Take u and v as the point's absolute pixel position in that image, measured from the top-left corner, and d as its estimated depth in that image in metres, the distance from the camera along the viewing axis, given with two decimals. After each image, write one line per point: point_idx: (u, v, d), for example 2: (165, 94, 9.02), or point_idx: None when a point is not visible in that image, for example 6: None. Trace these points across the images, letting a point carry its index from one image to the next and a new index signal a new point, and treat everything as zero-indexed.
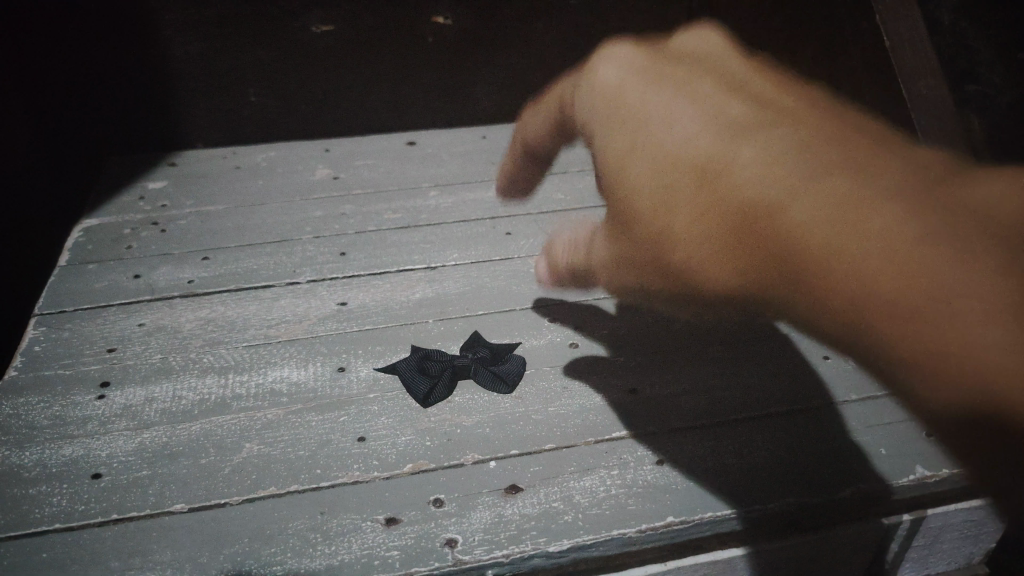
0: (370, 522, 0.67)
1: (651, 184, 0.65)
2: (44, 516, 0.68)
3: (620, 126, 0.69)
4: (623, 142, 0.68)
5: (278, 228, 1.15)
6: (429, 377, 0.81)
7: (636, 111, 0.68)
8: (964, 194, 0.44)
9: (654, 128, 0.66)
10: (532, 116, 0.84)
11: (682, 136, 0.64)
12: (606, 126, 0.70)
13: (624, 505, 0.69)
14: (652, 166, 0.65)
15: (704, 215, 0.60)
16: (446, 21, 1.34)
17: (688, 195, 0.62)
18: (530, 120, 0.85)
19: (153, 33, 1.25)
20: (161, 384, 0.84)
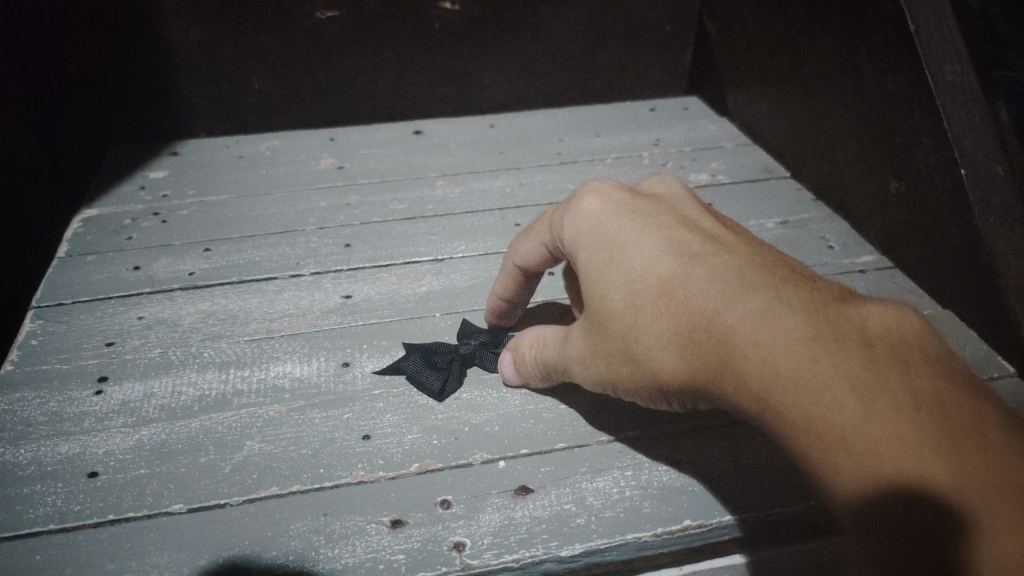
0: (375, 525, 0.65)
1: (598, 285, 0.60)
2: (38, 516, 0.66)
3: (588, 231, 0.64)
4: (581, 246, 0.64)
5: (282, 219, 1.12)
6: (437, 369, 0.78)
7: (601, 222, 0.64)
8: (871, 334, 0.45)
9: (614, 233, 0.62)
10: (514, 252, 0.75)
11: (643, 245, 0.60)
12: (574, 232, 0.65)
13: (639, 507, 0.66)
14: (605, 268, 0.60)
15: (646, 318, 0.56)
16: (452, 7, 1.31)
17: (631, 298, 0.58)
18: (513, 250, 0.75)
19: (153, 18, 1.23)
20: (160, 380, 0.81)
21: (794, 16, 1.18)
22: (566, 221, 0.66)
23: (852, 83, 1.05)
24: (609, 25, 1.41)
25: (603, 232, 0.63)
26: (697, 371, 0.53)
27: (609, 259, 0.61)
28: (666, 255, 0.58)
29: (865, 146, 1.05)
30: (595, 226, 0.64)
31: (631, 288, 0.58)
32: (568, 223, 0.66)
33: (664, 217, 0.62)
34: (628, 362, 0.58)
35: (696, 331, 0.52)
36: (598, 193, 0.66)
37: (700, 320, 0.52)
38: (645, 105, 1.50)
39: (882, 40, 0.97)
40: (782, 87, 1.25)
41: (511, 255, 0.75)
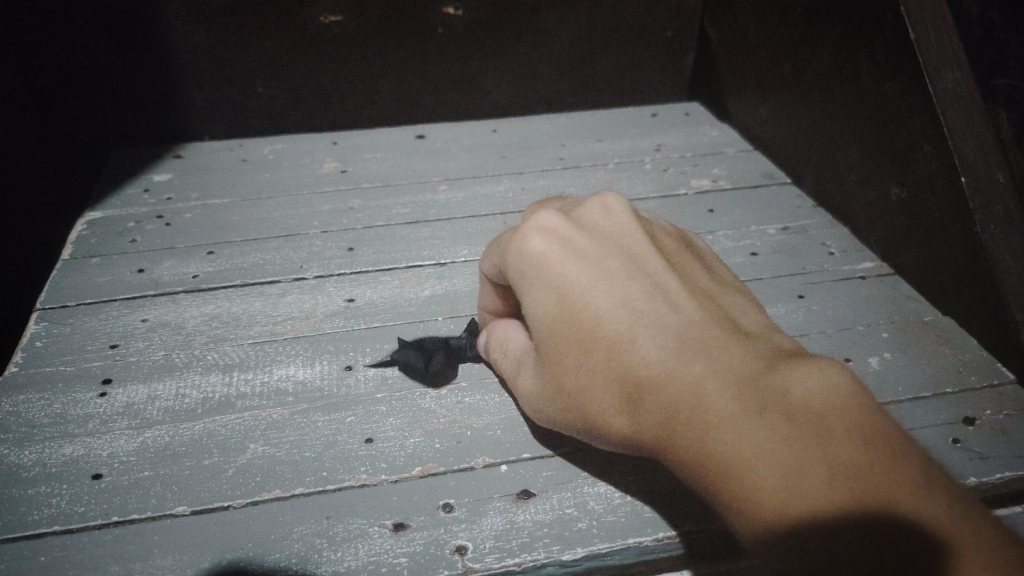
0: (377, 528, 0.65)
1: (546, 335, 0.59)
2: (42, 517, 0.66)
3: (535, 268, 0.60)
4: (529, 285, 0.60)
5: (285, 223, 1.13)
6: (418, 350, 0.81)
7: (548, 259, 0.60)
8: (797, 409, 0.51)
9: (561, 276, 0.59)
10: (486, 253, 0.72)
11: (594, 297, 0.58)
12: (520, 266, 0.61)
13: (640, 511, 0.67)
14: (557, 321, 0.58)
15: (599, 379, 0.57)
16: (455, 12, 1.32)
17: (585, 357, 0.57)
18: (486, 250, 0.72)
19: (158, 22, 1.23)
20: (164, 383, 0.82)
21: (795, 23, 1.18)
22: (512, 250, 0.62)
23: (852, 90, 1.06)
24: (612, 31, 1.42)
25: (552, 274, 0.59)
26: (649, 435, 0.55)
27: (561, 310, 0.58)
28: (619, 314, 0.58)
29: (865, 153, 1.05)
30: (543, 266, 0.60)
31: (581, 347, 0.58)
32: (513, 255, 0.62)
33: (612, 259, 0.60)
34: (574, 416, 0.60)
35: (642, 394, 0.55)
36: (545, 220, 0.62)
37: (655, 388, 0.55)
38: (647, 110, 1.50)
39: (882, 48, 0.97)
40: (783, 92, 1.25)
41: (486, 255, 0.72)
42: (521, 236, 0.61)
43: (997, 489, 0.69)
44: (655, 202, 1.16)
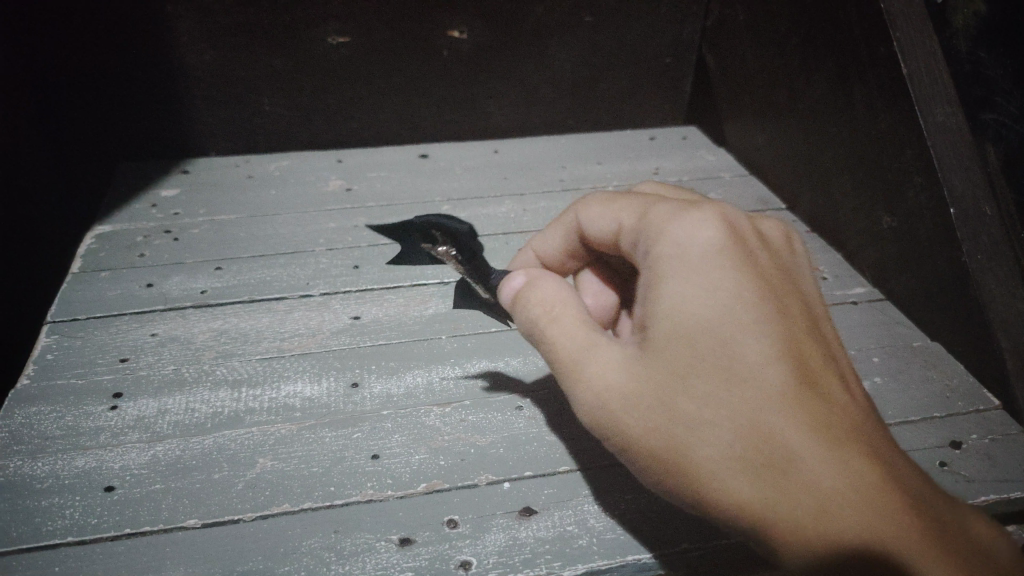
0: (383, 542, 0.67)
1: (682, 331, 0.54)
2: (56, 528, 0.68)
3: (708, 256, 0.55)
4: (683, 266, 0.55)
5: (292, 240, 1.15)
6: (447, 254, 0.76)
7: (706, 262, 0.55)
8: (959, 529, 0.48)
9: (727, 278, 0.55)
10: (594, 208, 0.68)
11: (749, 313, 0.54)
12: (678, 245, 0.56)
13: (639, 529, 0.69)
14: (694, 320, 0.54)
15: (712, 398, 0.53)
16: (460, 35, 1.35)
17: (709, 368, 0.53)
18: (594, 202, 0.68)
19: (169, 42, 1.25)
20: (174, 397, 0.84)
21: (791, 53, 1.22)
22: (678, 225, 0.57)
23: (846, 120, 1.09)
24: (612, 56, 1.45)
25: (719, 268, 0.55)
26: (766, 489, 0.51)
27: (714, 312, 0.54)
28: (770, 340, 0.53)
29: (858, 181, 1.08)
30: (708, 255, 0.55)
31: (721, 374, 0.53)
32: (677, 229, 0.57)
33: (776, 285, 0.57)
34: (656, 432, 0.54)
35: (777, 457, 0.51)
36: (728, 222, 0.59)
37: (773, 430, 0.51)
38: (646, 133, 1.53)
39: (875, 81, 1.00)
40: (779, 120, 1.28)
41: (595, 205, 0.68)
42: (695, 218, 0.57)
43: (983, 511, 0.72)
44: None
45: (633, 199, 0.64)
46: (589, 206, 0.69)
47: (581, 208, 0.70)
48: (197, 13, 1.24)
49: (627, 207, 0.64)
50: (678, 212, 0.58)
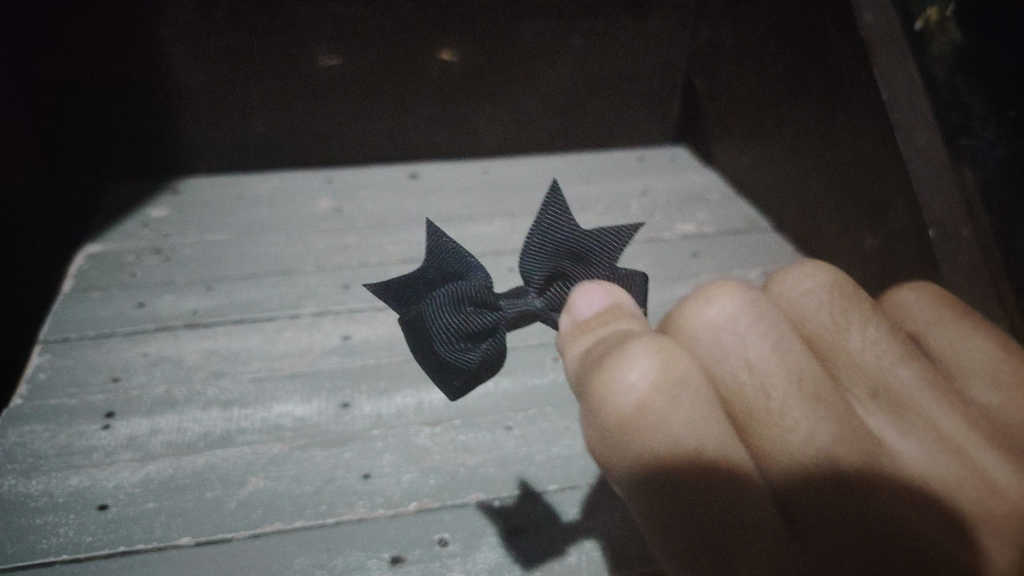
0: (375, 560, 0.69)
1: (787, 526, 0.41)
2: (50, 547, 0.70)
3: (819, 448, 0.42)
4: (747, 489, 0.40)
5: (283, 261, 1.15)
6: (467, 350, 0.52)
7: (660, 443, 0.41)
8: None
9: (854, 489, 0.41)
10: (712, 300, 0.46)
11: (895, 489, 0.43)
12: (745, 469, 0.41)
13: (625, 547, 0.71)
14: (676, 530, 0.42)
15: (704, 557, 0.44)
16: (450, 58, 1.35)
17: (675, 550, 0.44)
18: (699, 302, 0.47)
19: (163, 65, 1.27)
20: (165, 417, 0.85)
21: (778, 75, 1.24)
22: (738, 448, 0.42)
23: (831, 141, 1.12)
24: (600, 79, 1.46)
25: (838, 472, 0.42)
26: None
27: (802, 478, 0.42)
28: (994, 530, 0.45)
29: (844, 200, 1.11)
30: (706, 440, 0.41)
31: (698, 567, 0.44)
32: (739, 463, 0.41)
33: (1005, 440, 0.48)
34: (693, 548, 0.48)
35: None
36: (892, 370, 0.49)
37: None
38: (633, 155, 1.55)
39: (860, 105, 1.03)
40: (769, 141, 1.30)
41: (650, 396, 0.41)
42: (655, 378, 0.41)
43: None
44: (641, 246, 1.20)
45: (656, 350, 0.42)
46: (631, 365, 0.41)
47: (615, 359, 0.42)
48: (190, 36, 1.24)
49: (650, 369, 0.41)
50: (728, 429, 0.42)
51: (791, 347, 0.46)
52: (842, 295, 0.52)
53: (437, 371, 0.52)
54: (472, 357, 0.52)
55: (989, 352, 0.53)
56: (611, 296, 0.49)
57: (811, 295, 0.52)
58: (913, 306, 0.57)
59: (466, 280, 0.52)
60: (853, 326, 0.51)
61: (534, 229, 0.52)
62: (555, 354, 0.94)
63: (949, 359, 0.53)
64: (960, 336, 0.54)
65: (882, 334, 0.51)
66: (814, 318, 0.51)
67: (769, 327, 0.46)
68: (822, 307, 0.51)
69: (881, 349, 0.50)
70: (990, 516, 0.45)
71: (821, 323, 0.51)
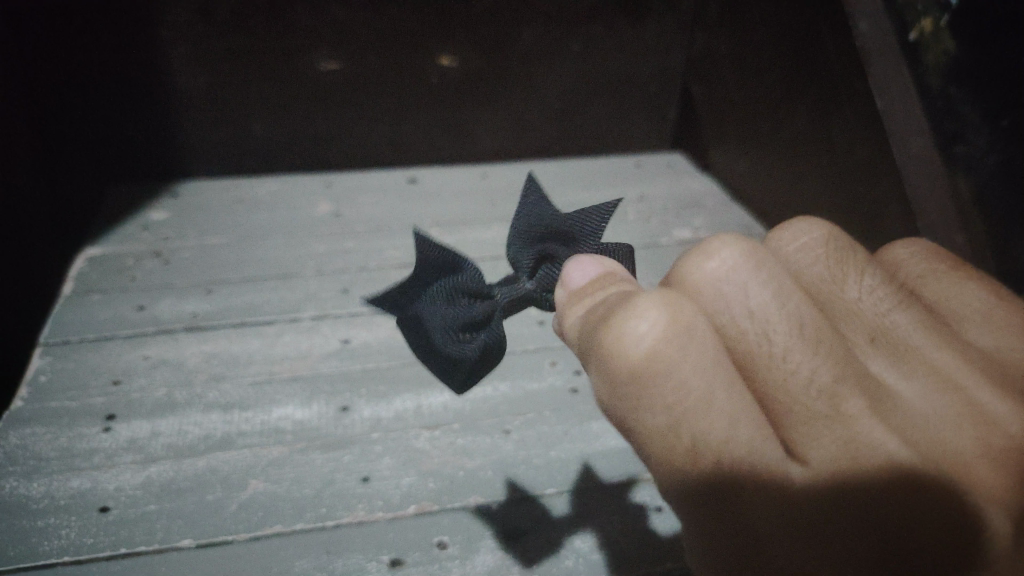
0: (374, 563, 0.70)
1: (783, 467, 0.41)
2: (52, 548, 0.70)
3: (820, 394, 0.41)
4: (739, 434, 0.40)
5: (282, 264, 1.16)
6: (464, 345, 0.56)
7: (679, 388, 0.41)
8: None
9: (852, 425, 0.40)
10: (708, 249, 0.44)
11: (891, 429, 0.40)
12: (744, 413, 0.41)
13: (622, 550, 0.72)
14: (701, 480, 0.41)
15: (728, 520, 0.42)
16: (448, 63, 1.36)
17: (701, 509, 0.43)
18: (700, 254, 0.44)
19: (164, 68, 1.27)
20: (166, 420, 0.85)
21: (774, 82, 1.25)
22: (740, 392, 0.42)
23: (827, 148, 1.13)
24: (598, 84, 1.47)
25: (835, 404, 0.41)
26: None
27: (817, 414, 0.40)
28: (991, 465, 0.39)
29: (839, 206, 1.12)
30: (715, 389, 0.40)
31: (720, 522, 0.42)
32: (739, 405, 0.41)
33: (1004, 377, 0.43)
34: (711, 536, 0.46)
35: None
36: (886, 316, 0.45)
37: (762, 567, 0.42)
38: (631, 160, 1.56)
39: (855, 112, 1.04)
40: (765, 148, 1.31)
41: (655, 342, 0.41)
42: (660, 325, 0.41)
43: None
44: (638, 251, 1.21)
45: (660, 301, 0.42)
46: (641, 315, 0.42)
47: (625, 309, 0.42)
48: (190, 40, 1.25)
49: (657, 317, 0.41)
50: (734, 374, 0.42)
51: (794, 295, 0.43)
52: (834, 250, 0.49)
53: (437, 363, 0.56)
54: (471, 348, 0.56)
55: (990, 300, 0.48)
56: (605, 263, 0.50)
57: (806, 252, 0.49)
58: (909, 261, 0.52)
59: (461, 273, 0.57)
60: (850, 277, 0.48)
61: (521, 212, 0.56)
62: (552, 359, 0.95)
63: (944, 305, 0.48)
64: (953, 285, 0.49)
65: (882, 284, 0.47)
66: (809, 270, 0.48)
67: (771, 275, 0.43)
68: (816, 259, 0.48)
69: (882, 296, 0.46)
70: (988, 452, 0.39)
71: (817, 276, 0.48)
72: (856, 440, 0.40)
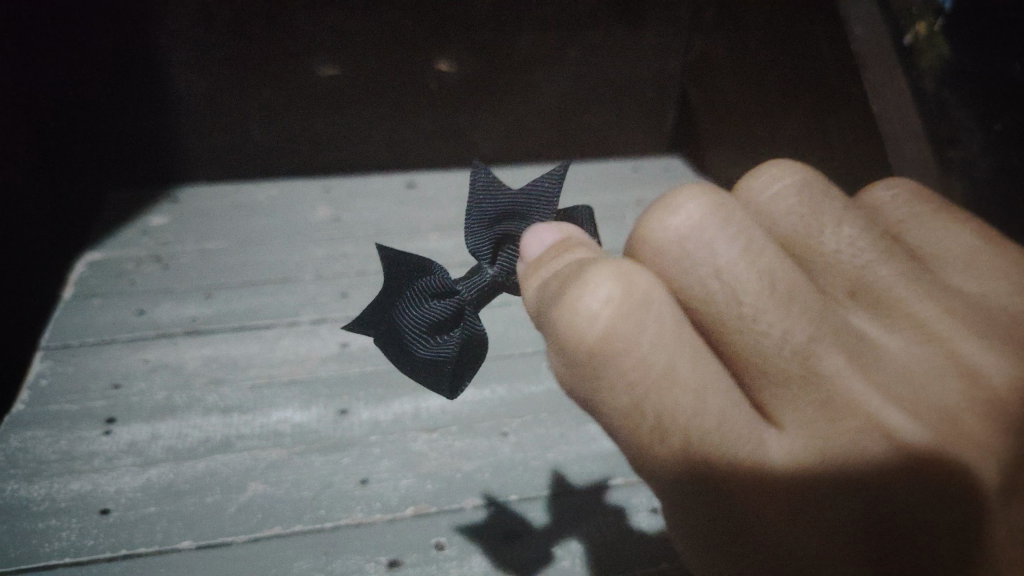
0: (373, 563, 0.70)
1: (760, 429, 0.45)
2: (53, 550, 0.71)
3: (789, 355, 0.45)
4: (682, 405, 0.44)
5: (281, 268, 1.17)
6: (438, 350, 0.56)
7: (624, 354, 0.44)
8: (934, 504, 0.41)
9: (835, 385, 0.44)
10: (675, 209, 0.46)
11: (863, 380, 0.44)
12: (710, 385, 0.45)
13: (620, 551, 0.72)
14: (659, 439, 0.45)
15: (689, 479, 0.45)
16: (447, 68, 1.37)
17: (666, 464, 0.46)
18: (664, 211, 0.47)
19: (163, 73, 1.28)
20: (166, 422, 0.86)
21: (771, 87, 1.25)
22: (708, 362, 0.45)
23: (823, 152, 1.13)
24: (596, 89, 1.48)
25: (811, 363, 0.45)
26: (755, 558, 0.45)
27: (780, 370, 0.45)
28: (980, 417, 0.43)
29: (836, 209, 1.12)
30: (664, 349, 0.44)
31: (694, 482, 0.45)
32: (705, 377, 0.45)
33: (991, 327, 0.46)
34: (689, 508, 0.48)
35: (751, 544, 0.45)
36: (871, 267, 0.48)
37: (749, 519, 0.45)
38: (629, 165, 1.57)
39: (851, 116, 1.05)
40: (762, 152, 1.32)
41: (614, 319, 0.44)
42: (615, 299, 0.45)
43: None
44: None
45: (615, 273, 0.45)
46: (598, 291, 0.45)
47: (576, 284, 0.45)
48: (190, 45, 1.26)
49: (612, 292, 0.45)
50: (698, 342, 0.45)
51: (763, 253, 0.46)
52: (812, 196, 0.50)
53: (420, 372, 0.55)
54: (449, 349, 0.56)
55: (974, 243, 0.50)
56: (559, 233, 0.52)
57: (781, 199, 0.50)
58: (888, 205, 0.54)
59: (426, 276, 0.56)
60: (826, 225, 0.49)
61: None
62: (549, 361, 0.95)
63: (926, 251, 0.50)
64: (937, 228, 0.51)
65: (861, 229, 0.49)
66: (783, 222, 0.50)
67: (740, 231, 0.46)
68: (790, 211, 0.50)
69: (857, 247, 0.48)
70: (963, 397, 0.43)
71: (790, 229, 0.49)
72: (834, 398, 0.44)
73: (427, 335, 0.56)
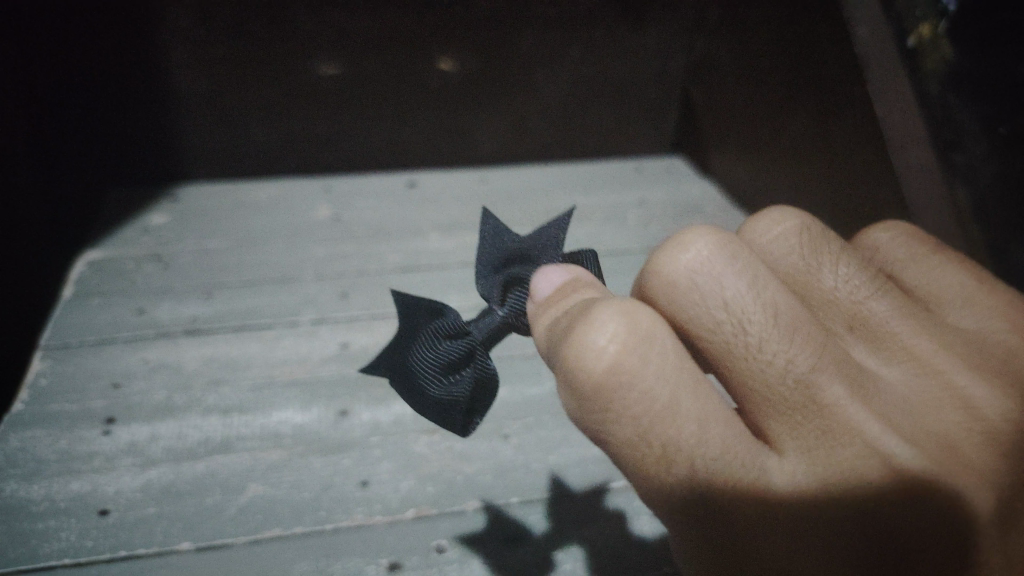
0: (372, 566, 0.70)
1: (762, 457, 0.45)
2: (51, 551, 0.71)
3: (791, 385, 0.45)
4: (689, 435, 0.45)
5: (282, 268, 1.16)
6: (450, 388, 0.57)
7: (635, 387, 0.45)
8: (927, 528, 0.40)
9: (835, 413, 0.44)
10: (684, 246, 0.48)
11: (865, 407, 0.44)
12: (714, 417, 0.45)
13: (621, 554, 0.72)
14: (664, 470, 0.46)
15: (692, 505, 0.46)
16: (449, 67, 1.36)
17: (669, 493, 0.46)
18: (677, 247, 0.48)
19: (163, 73, 1.27)
20: (166, 423, 0.85)
21: (774, 88, 1.25)
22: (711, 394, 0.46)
23: (828, 154, 1.13)
24: (597, 89, 1.47)
25: (813, 393, 0.45)
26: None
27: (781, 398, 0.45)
28: (979, 444, 0.43)
29: (840, 211, 1.12)
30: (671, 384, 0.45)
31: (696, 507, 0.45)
32: (705, 409, 0.45)
33: (996, 361, 0.47)
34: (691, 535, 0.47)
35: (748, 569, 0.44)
36: (865, 302, 0.50)
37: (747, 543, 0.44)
38: (631, 165, 1.56)
39: (854, 119, 1.05)
40: (765, 153, 1.31)
41: (623, 353, 0.45)
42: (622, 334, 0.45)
43: None
44: (637, 257, 1.22)
45: (625, 310, 0.46)
46: (605, 326, 0.45)
47: (583, 322, 0.46)
48: (189, 44, 1.25)
49: (620, 329, 0.45)
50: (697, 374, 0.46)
51: (769, 284, 0.47)
52: (811, 237, 0.54)
53: (433, 408, 0.57)
54: (459, 386, 0.57)
55: (969, 283, 0.52)
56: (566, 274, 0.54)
57: (780, 242, 0.54)
58: (886, 247, 0.57)
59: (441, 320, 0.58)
60: (824, 263, 0.53)
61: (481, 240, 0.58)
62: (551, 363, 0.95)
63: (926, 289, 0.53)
64: (931, 270, 0.54)
65: (856, 267, 0.53)
66: (784, 261, 0.53)
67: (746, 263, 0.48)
68: (791, 251, 0.53)
69: (857, 284, 0.51)
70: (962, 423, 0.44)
71: (791, 266, 0.53)
72: (834, 427, 0.44)
73: (436, 374, 0.57)
